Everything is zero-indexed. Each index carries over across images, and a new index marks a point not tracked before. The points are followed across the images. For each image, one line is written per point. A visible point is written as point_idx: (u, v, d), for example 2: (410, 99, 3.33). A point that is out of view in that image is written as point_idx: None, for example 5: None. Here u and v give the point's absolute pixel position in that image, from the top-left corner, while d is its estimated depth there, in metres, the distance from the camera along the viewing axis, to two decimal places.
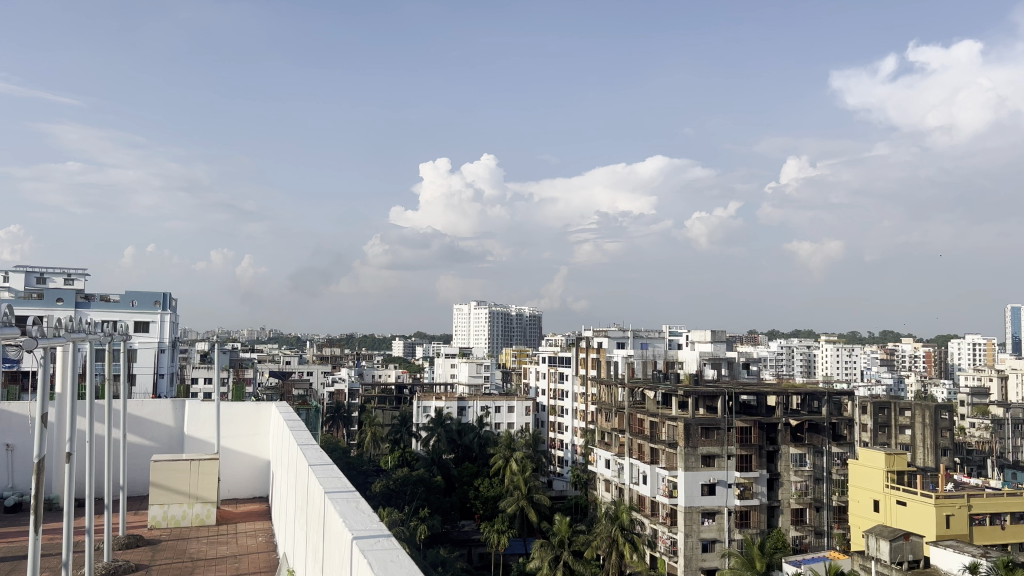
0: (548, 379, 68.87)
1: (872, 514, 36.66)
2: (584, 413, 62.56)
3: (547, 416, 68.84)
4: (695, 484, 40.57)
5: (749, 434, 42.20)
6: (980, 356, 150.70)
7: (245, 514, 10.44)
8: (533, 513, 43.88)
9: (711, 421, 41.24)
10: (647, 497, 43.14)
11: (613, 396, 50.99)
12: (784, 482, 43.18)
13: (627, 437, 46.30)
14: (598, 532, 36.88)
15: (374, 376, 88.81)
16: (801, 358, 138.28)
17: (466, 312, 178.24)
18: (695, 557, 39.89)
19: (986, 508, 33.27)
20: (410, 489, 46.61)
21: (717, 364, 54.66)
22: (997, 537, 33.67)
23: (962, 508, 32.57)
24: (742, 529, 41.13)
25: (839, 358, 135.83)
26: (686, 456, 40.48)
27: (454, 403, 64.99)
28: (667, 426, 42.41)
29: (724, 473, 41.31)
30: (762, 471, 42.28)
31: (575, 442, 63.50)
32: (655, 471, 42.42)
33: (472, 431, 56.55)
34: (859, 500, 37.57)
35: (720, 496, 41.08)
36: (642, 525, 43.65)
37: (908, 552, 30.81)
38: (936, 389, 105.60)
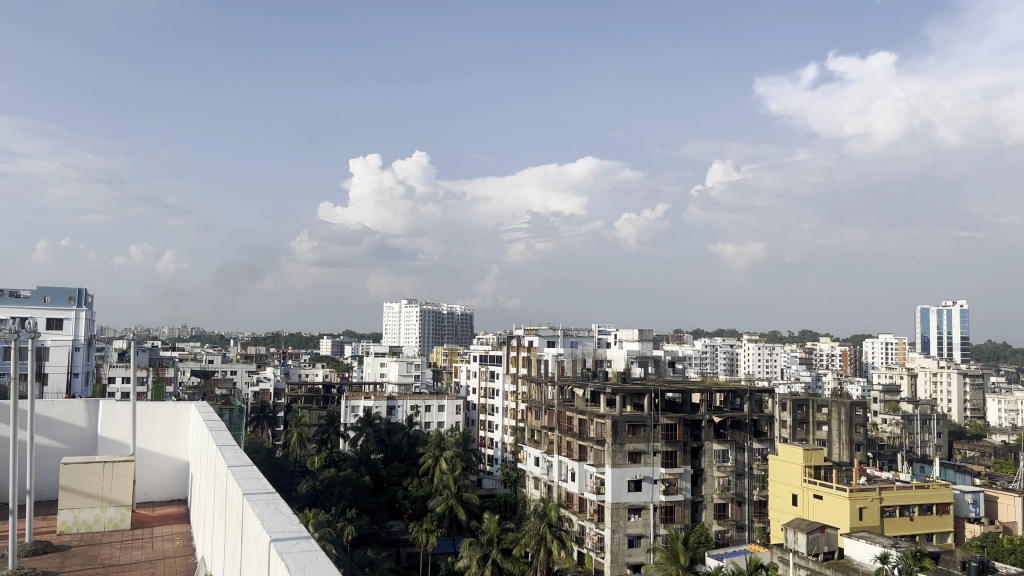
0: (479, 378, 68.88)
1: (789, 508, 37.91)
2: (514, 411, 62.90)
3: (477, 414, 68.87)
4: (622, 480, 41.17)
5: (674, 431, 43.01)
6: (892, 355, 157.41)
7: (161, 516, 10.14)
8: (461, 512, 43.83)
9: (638, 418, 41.96)
10: (575, 494, 43.51)
11: (543, 394, 51.34)
12: (707, 478, 44.10)
13: (556, 434, 46.63)
14: (527, 529, 37.07)
15: (301, 375, 87.22)
16: (725, 357, 141.79)
17: (397, 310, 176.77)
18: (621, 552, 40.48)
19: (897, 500, 34.81)
20: (338, 490, 45.97)
21: (644, 363, 55.59)
22: (906, 528, 35.22)
23: (874, 501, 33.96)
24: (667, 524, 42.00)
25: (761, 357, 139.80)
26: (613, 453, 41.05)
27: (383, 402, 64.26)
28: (595, 423, 42.97)
29: (651, 469, 42.04)
30: (687, 467, 43.19)
31: (505, 440, 63.82)
32: (583, 468, 42.89)
33: (401, 430, 56.18)
34: (778, 495, 38.78)
35: (645, 492, 41.77)
36: (570, 522, 44.05)
37: (823, 544, 31.96)
38: (851, 387, 109.83)
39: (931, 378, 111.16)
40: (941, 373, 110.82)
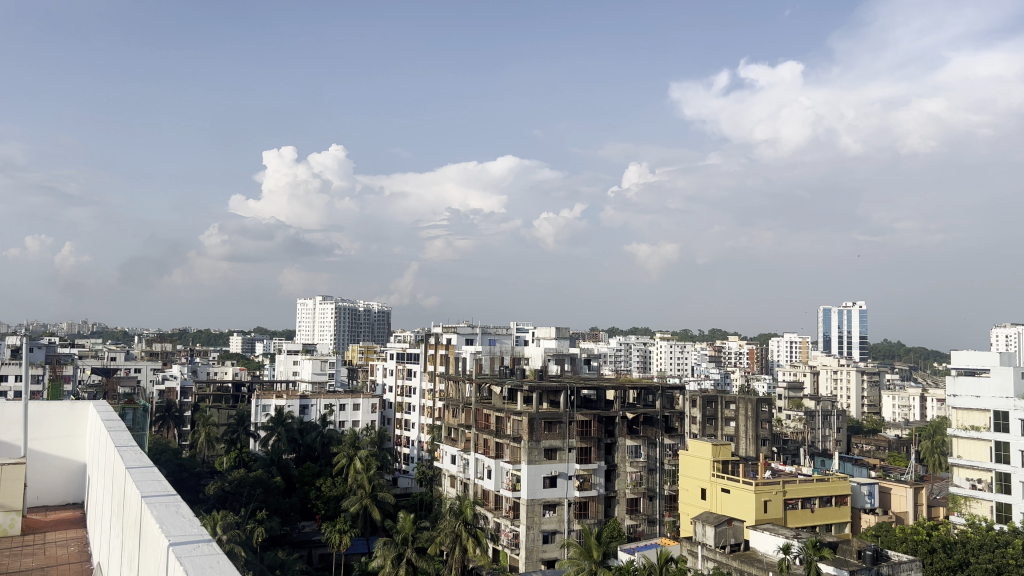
0: (395, 376, 68.20)
1: (698, 501, 38.98)
2: (431, 409, 62.63)
3: (393, 413, 68.22)
4: (538, 477, 41.47)
5: (589, 427, 43.62)
6: (795, 353, 163.87)
7: (53, 522, 9.65)
8: (376, 512, 43.34)
9: (554, 415, 42.43)
10: (491, 491, 43.59)
11: (460, 392, 51.28)
12: (620, 473, 44.93)
13: (472, 432, 46.67)
14: (442, 527, 36.94)
15: (209, 373, 84.51)
16: (638, 354, 144.77)
17: (311, 307, 173.28)
18: (536, 548, 40.82)
19: (799, 493, 36.26)
20: (247, 491, 44.78)
21: (560, 360, 56.27)
22: (807, 519, 36.73)
23: (778, 493, 35.28)
24: (581, 520, 42.58)
25: (673, 355, 143.22)
26: (529, 450, 41.35)
27: (296, 401, 62.92)
28: (512, 421, 43.27)
29: (565, 466, 42.50)
30: (601, 463, 43.87)
31: (421, 439, 63.48)
32: (499, 465, 43.03)
33: (315, 430, 55.14)
34: (688, 489, 39.82)
35: (560, 488, 42.21)
36: (485, 519, 44.14)
37: (730, 536, 33.03)
38: (758, 384, 113.77)
39: (832, 375, 116.22)
40: (841, 370, 116.11)
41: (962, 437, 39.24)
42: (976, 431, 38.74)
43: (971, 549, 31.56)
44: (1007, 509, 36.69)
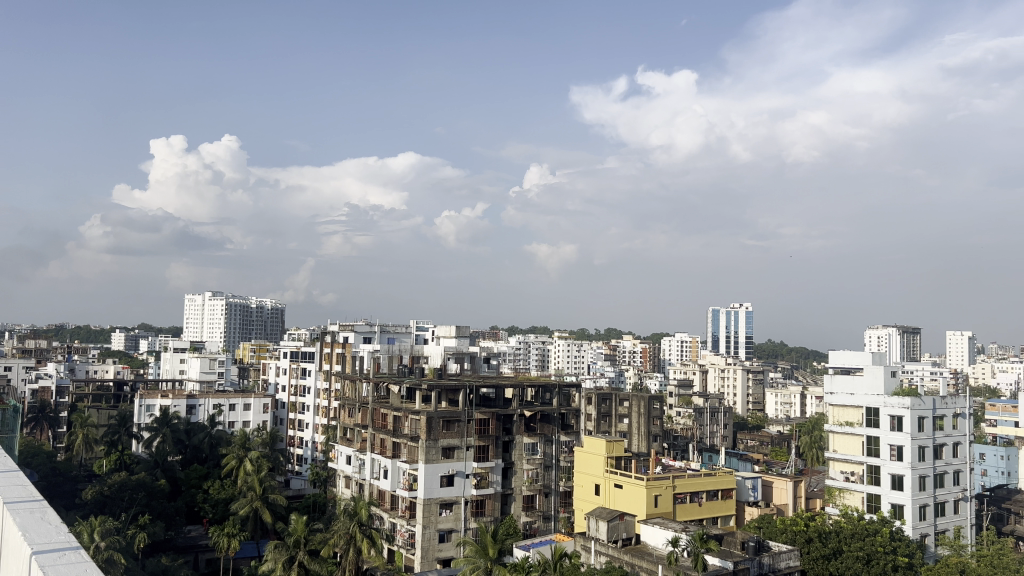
0: (289, 375, 66.50)
1: (592, 497, 39.72)
2: (326, 409, 61.47)
3: (286, 413, 66.57)
4: (436, 476, 41.28)
5: (486, 425, 43.92)
6: (686, 352, 169.44)
7: None
8: (267, 514, 42.30)
9: (453, 414, 42.37)
10: (386, 491, 43.12)
11: (357, 392, 50.49)
12: (517, 471, 45.31)
13: (369, 432, 46.12)
14: (336, 529, 35.96)
15: (87, 372, 80.02)
16: (536, 353, 145.74)
17: (200, 304, 167.02)
18: (432, 548, 40.68)
19: (687, 487, 37.51)
20: (129, 494, 42.73)
21: (460, 359, 56.40)
22: (695, 513, 38.01)
23: (668, 488, 36.39)
24: (477, 518, 42.69)
25: (570, 353, 145.55)
26: (427, 449, 41.16)
27: (182, 401, 60.37)
28: (410, 420, 42.89)
29: (462, 464, 42.44)
30: (498, 461, 44.15)
31: (316, 439, 62.20)
32: (396, 465, 42.66)
33: (202, 430, 53.05)
34: (582, 485, 40.54)
35: (457, 487, 42.16)
36: (380, 519, 43.64)
37: (622, 531, 33.79)
38: (650, 381, 117.10)
39: (719, 373, 120.73)
40: (728, 369, 120.67)
41: (838, 432, 41.54)
42: (850, 426, 41.09)
43: (844, 537, 33.52)
44: (877, 500, 39.13)
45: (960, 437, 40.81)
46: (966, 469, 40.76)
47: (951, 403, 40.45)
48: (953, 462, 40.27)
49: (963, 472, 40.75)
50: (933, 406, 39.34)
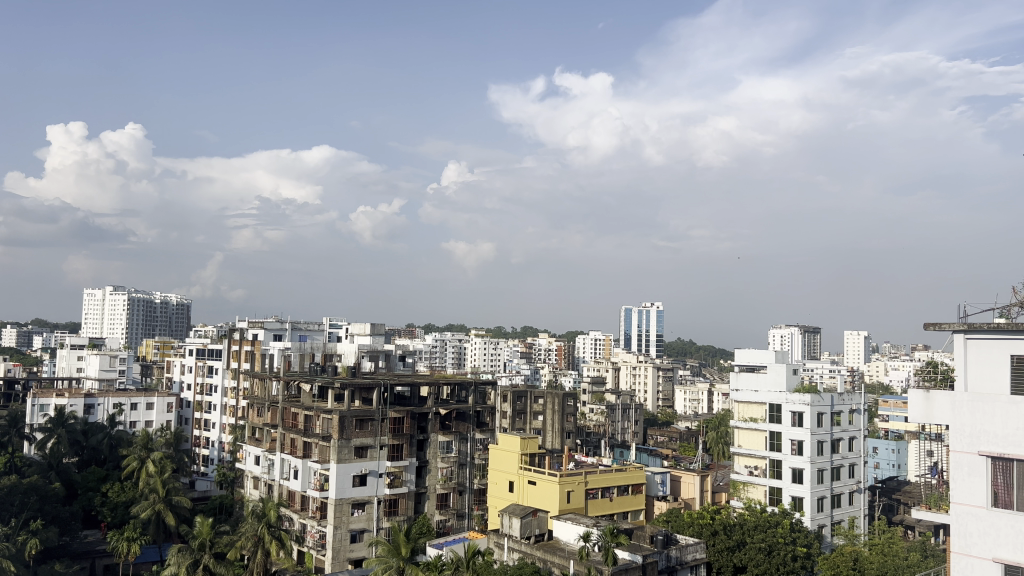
0: (194, 374, 64.33)
1: (506, 494, 39.93)
2: (235, 408, 59.82)
3: (191, 412, 64.39)
4: (348, 475, 40.70)
5: (401, 424, 43.57)
6: (599, 350, 172.19)
7: None
8: (170, 517, 40.86)
9: (366, 413, 41.82)
10: (297, 492, 42.27)
11: (266, 390, 49.25)
12: (431, 469, 45.12)
13: (279, 431, 45.12)
14: (243, 531, 35.04)
15: None
16: (452, 351, 145.28)
17: (100, 298, 159.68)
18: (343, 548, 40.08)
19: (599, 483, 38.22)
20: (20, 499, 40.04)
21: (375, 357, 56.16)
22: (607, 508, 38.69)
23: (580, 484, 36.99)
24: (390, 517, 42.27)
25: (486, 351, 145.92)
26: (339, 449, 40.51)
27: (79, 401, 57.52)
28: (322, 419, 42.14)
29: (375, 464, 42.00)
30: (412, 460, 43.87)
31: (223, 439, 60.48)
32: (307, 465, 41.82)
33: (101, 431, 50.81)
34: (496, 482, 40.70)
35: (370, 486, 41.71)
36: (290, 521, 42.70)
37: (535, 527, 34.01)
38: (565, 378, 118.47)
39: (631, 370, 123.11)
40: (639, 367, 123.27)
41: (743, 428, 43.04)
42: (754, 422, 42.62)
43: (747, 530, 34.81)
44: (778, 493, 40.75)
45: (856, 432, 42.87)
46: (860, 462, 42.88)
47: (847, 399, 42.49)
48: (849, 455, 42.31)
49: (858, 465, 42.84)
50: (831, 402, 41.23)
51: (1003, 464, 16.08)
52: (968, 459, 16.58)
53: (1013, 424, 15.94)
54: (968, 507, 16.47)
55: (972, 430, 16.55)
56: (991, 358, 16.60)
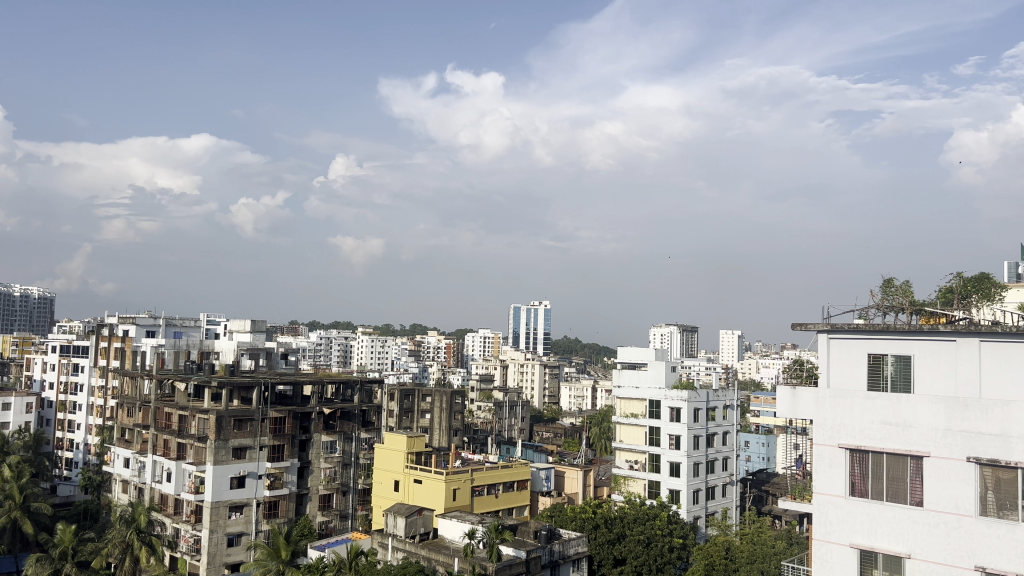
0: (58, 372, 60.35)
1: (391, 494, 39.52)
2: (102, 407, 56.60)
3: (53, 413, 60.37)
4: (224, 477, 39.22)
5: (282, 424, 42.37)
6: (487, 348, 173.02)
7: None
8: (27, 525, 38.23)
9: (245, 413, 40.45)
10: (170, 495, 40.48)
11: (137, 389, 46.82)
12: (314, 470, 44.18)
13: (151, 432, 43.02)
14: (110, 537, 33.20)
15: None
16: (338, 349, 142.46)
17: None
18: (219, 553, 38.61)
19: (485, 480, 38.47)
20: None
21: (255, 355, 54.44)
22: (492, 504, 38.99)
23: (466, 482, 37.09)
24: (270, 520, 41.09)
25: (373, 349, 143.82)
26: (216, 450, 38.98)
27: None
28: (197, 419, 40.38)
29: (255, 465, 40.70)
30: (294, 460, 42.84)
31: (88, 441, 57.13)
32: (181, 467, 40.08)
33: None
34: (381, 482, 40.23)
35: (248, 488, 40.35)
36: (161, 525, 40.81)
37: (420, 525, 33.70)
38: (453, 377, 118.41)
39: (519, 368, 124.45)
40: (527, 364, 124.79)
41: (624, 423, 44.28)
42: (635, 417, 43.86)
43: (627, 522, 35.96)
44: (657, 486, 42.13)
45: (729, 427, 44.90)
46: (733, 455, 44.95)
47: (721, 395, 44.44)
48: (722, 449, 44.25)
49: (731, 459, 44.90)
50: (706, 398, 43.02)
51: (860, 456, 17.21)
52: (829, 452, 17.65)
53: (869, 418, 17.11)
54: (829, 496, 17.53)
55: (834, 424, 17.63)
56: (851, 357, 17.75)
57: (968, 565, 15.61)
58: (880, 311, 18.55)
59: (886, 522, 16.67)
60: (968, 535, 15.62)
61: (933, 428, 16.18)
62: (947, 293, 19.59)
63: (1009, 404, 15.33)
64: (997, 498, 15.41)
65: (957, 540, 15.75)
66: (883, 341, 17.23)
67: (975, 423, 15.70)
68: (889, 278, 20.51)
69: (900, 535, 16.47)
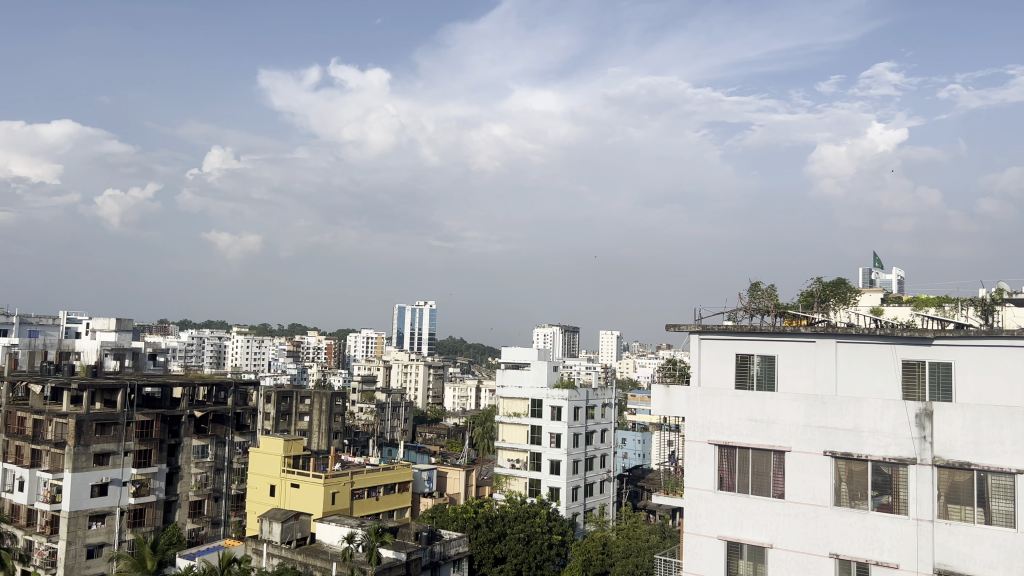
0: None
1: (266, 498, 38.31)
2: None
3: None
4: (84, 485, 36.91)
5: (149, 428, 40.31)
6: (371, 348, 170.87)
7: None
8: None
9: (109, 417, 38.17)
10: (22, 506, 37.74)
11: None
12: (184, 476, 42.27)
13: (2, 439, 39.98)
14: None
15: None
16: (212, 349, 136.89)
17: None
18: (77, 565, 36.31)
19: (365, 482, 37.91)
20: None
21: (120, 356, 51.63)
22: (373, 507, 38.48)
23: (346, 485, 36.43)
24: (135, 529, 38.97)
25: (249, 349, 139.12)
26: (75, 456, 36.60)
27: None
28: (55, 424, 37.82)
29: (119, 471, 38.55)
30: (162, 466, 40.84)
31: None
32: (35, 476, 37.45)
33: None
34: (256, 486, 38.94)
35: (111, 496, 38.15)
36: (13, 539, 38.00)
37: (297, 531, 32.68)
38: (333, 377, 116.13)
39: (402, 368, 123.46)
40: (410, 365, 123.90)
41: (506, 423, 44.64)
42: (517, 416, 44.28)
43: (508, 521, 36.33)
44: (537, 484, 42.69)
45: (607, 424, 46.11)
46: (610, 452, 46.17)
47: (601, 394, 45.57)
48: (600, 446, 45.39)
49: (609, 456, 46.11)
50: (586, 397, 44.01)
51: (728, 451, 18.02)
52: (699, 448, 18.40)
53: (736, 415, 17.93)
54: (698, 490, 18.29)
55: (704, 421, 18.37)
56: (720, 356, 18.58)
57: (824, 553, 16.62)
58: (748, 314, 19.53)
59: (750, 514, 17.54)
60: (824, 525, 16.64)
61: (794, 424, 17.14)
62: (807, 297, 20.81)
63: (861, 401, 16.45)
64: (850, 488, 16.51)
65: (814, 529, 16.74)
66: (750, 342, 18.14)
67: (831, 419, 16.75)
68: (755, 282, 21.60)
69: (763, 526, 17.36)
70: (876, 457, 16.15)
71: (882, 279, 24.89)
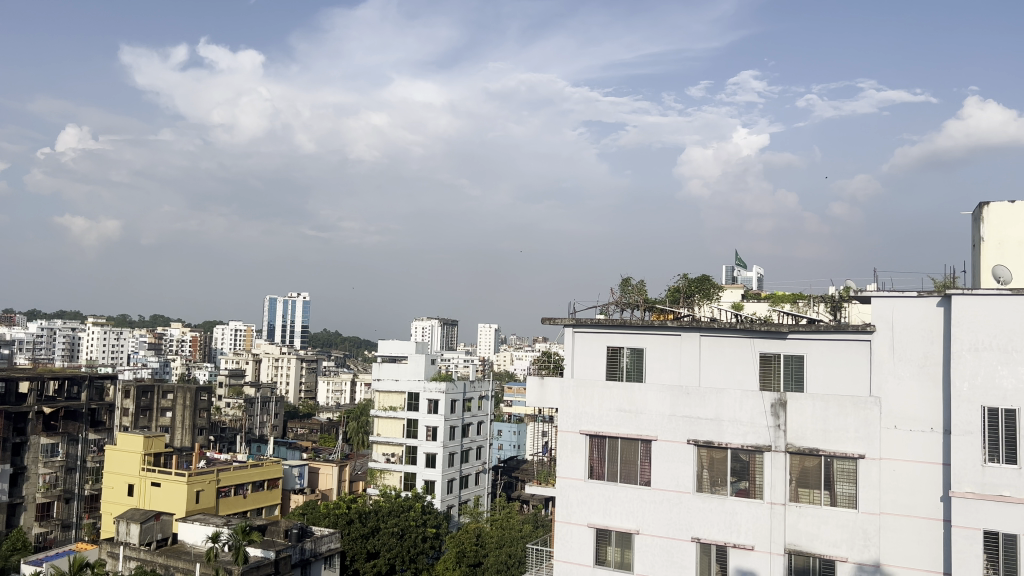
0: None
1: (124, 498, 36.27)
2: None
3: None
4: None
5: None
6: (239, 341, 164.99)
7: None
8: None
9: None
10: None
11: None
12: (30, 476, 39.38)
13: None
14: None
15: None
16: (63, 341, 127.91)
17: None
18: None
19: (232, 480, 36.58)
20: None
21: None
22: (239, 506, 37.21)
23: (210, 482, 35.04)
24: None
25: (106, 341, 130.91)
26: None
27: None
28: None
29: None
30: (5, 466, 37.92)
31: None
32: None
33: None
34: (112, 486, 36.80)
35: None
36: None
37: (157, 531, 31.21)
38: (199, 371, 111.25)
39: (273, 362, 119.84)
40: (282, 358, 120.54)
41: (381, 417, 44.04)
42: (393, 410, 43.89)
43: (382, 516, 36.01)
44: (412, 478, 42.41)
45: (483, 417, 46.50)
46: (486, 444, 46.60)
47: (477, 386, 45.88)
48: (476, 439, 45.64)
49: (485, 447, 46.51)
50: (463, 390, 44.19)
51: (598, 441, 18.54)
52: (571, 438, 18.85)
53: (607, 406, 18.47)
54: (570, 480, 18.74)
55: (576, 412, 18.84)
56: (592, 350, 19.10)
57: (686, 537, 17.38)
58: (620, 308, 20.15)
59: (618, 501, 18.13)
60: (686, 511, 17.42)
61: (660, 414, 17.84)
62: (674, 292, 21.65)
63: (722, 392, 17.29)
64: (711, 475, 17.34)
65: (677, 514, 17.50)
66: (621, 335, 18.73)
67: (695, 409, 17.54)
68: (627, 277, 22.23)
69: (631, 513, 17.98)
70: (735, 445, 17.03)
71: (743, 277, 26.17)
